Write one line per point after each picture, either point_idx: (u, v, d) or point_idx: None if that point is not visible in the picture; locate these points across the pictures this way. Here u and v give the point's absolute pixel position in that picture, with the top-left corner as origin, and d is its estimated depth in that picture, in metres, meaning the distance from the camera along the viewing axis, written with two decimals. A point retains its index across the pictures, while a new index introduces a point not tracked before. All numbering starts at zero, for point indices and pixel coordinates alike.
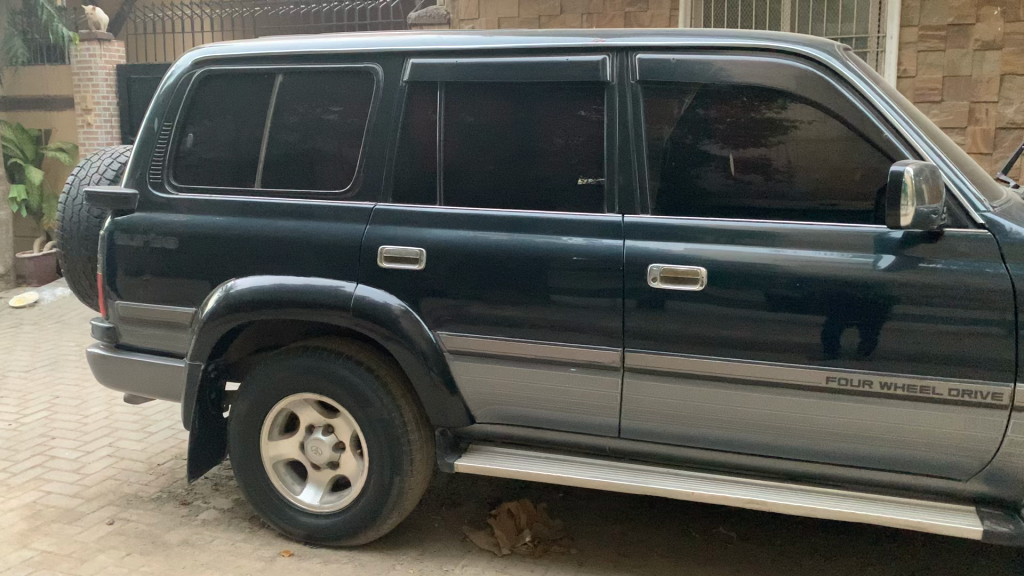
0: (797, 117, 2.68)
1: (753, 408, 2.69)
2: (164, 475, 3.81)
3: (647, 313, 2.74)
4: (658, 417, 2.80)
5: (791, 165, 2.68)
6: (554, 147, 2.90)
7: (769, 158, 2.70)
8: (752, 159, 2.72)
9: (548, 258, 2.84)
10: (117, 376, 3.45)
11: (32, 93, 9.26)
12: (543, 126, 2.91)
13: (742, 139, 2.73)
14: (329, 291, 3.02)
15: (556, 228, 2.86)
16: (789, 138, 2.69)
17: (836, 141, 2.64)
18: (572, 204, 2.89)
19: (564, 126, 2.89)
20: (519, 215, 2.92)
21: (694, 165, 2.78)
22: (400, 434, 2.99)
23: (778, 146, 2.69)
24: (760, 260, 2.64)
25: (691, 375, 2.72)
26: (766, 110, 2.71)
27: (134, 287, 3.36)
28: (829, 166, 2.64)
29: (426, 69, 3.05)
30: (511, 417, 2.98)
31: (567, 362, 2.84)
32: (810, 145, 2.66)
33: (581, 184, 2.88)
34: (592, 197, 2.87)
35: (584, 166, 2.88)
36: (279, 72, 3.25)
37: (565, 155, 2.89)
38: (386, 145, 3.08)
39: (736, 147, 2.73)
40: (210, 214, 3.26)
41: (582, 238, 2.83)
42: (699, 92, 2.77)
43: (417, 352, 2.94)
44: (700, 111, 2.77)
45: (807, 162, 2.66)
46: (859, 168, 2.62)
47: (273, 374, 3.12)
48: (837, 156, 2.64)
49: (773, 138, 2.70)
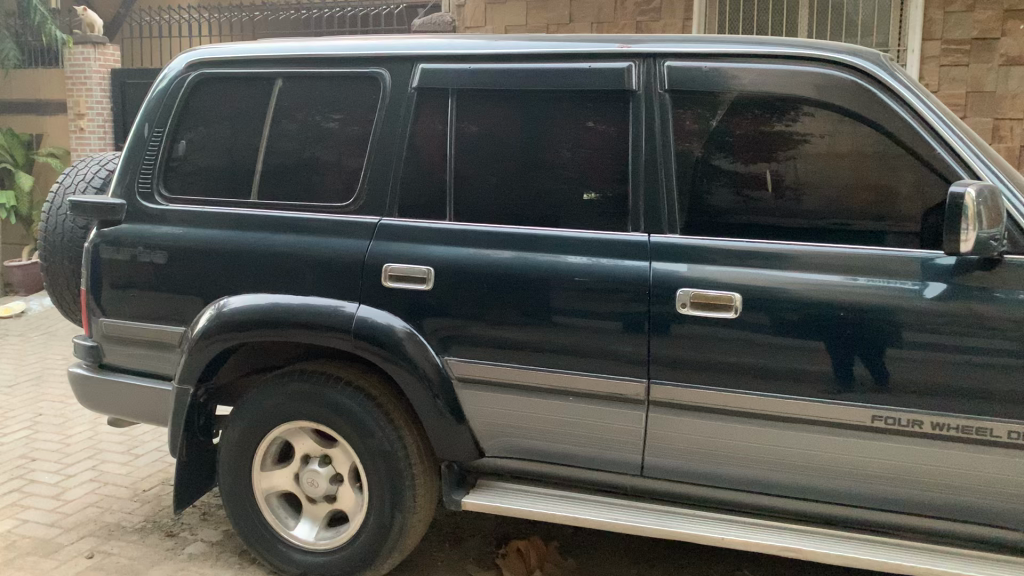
0: (809, 130, 2.51)
1: (790, 447, 2.48)
2: (150, 502, 3.59)
3: (675, 342, 2.53)
4: (685, 455, 2.59)
5: (800, 181, 2.51)
6: (560, 160, 2.71)
7: (780, 174, 2.53)
8: (762, 176, 2.54)
9: (566, 280, 2.63)
10: (100, 399, 3.23)
11: (25, 97, 9.06)
12: (549, 137, 2.72)
13: (751, 154, 2.55)
14: (329, 312, 2.80)
15: (559, 246, 2.67)
16: (800, 153, 2.51)
17: (848, 157, 2.48)
18: (587, 221, 2.69)
19: (570, 137, 2.70)
20: (526, 232, 2.71)
21: (704, 182, 2.60)
22: (404, 467, 2.78)
23: (789, 162, 2.52)
24: (798, 286, 2.44)
25: (722, 411, 2.52)
26: (777, 123, 2.54)
27: (119, 304, 3.14)
28: (841, 184, 2.48)
29: (436, 74, 2.85)
30: (524, 451, 2.77)
31: (587, 393, 2.63)
32: (823, 161, 2.49)
33: (585, 201, 2.69)
34: (600, 214, 2.68)
35: (596, 180, 2.68)
36: (279, 77, 3.05)
37: (573, 168, 2.70)
38: (392, 156, 2.87)
39: (755, 163, 2.55)
40: (201, 227, 3.05)
41: (583, 257, 2.63)
42: (721, 102, 2.58)
43: (422, 379, 2.73)
44: (716, 125, 2.59)
45: (815, 178, 2.50)
46: (871, 184, 2.46)
47: (266, 400, 2.90)
48: (847, 173, 2.47)
49: (785, 153, 2.53)
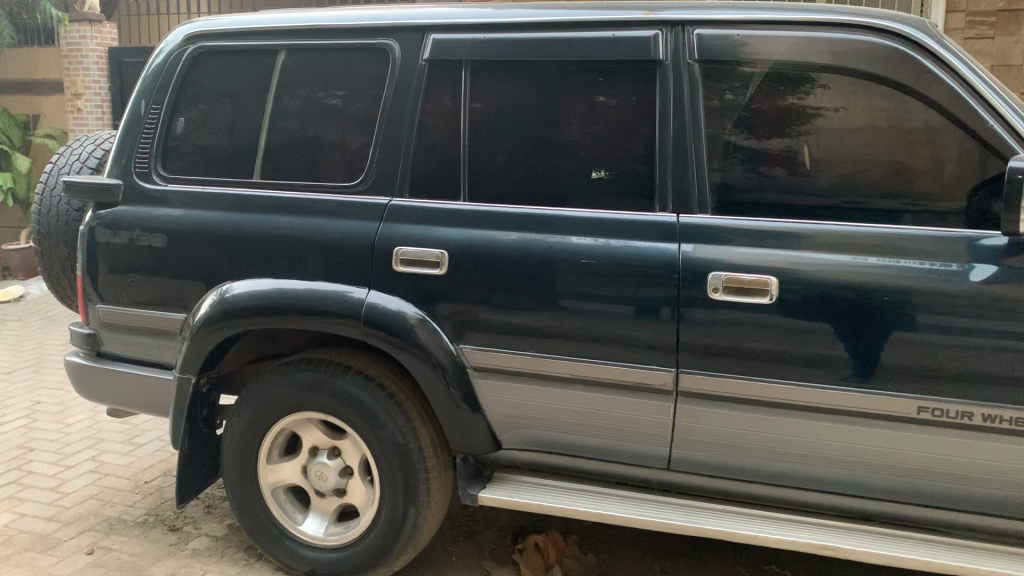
0: (823, 103, 2.38)
1: (829, 440, 2.35)
2: (152, 495, 3.47)
3: (705, 329, 2.38)
4: (715, 448, 2.46)
5: (814, 156, 2.39)
6: (573, 136, 2.57)
7: (794, 150, 2.40)
8: (776, 152, 2.42)
9: (582, 264, 2.48)
10: (98, 388, 3.09)
11: (22, 78, 8.90)
12: (563, 112, 2.58)
13: (764, 129, 2.43)
14: (338, 298, 2.66)
15: (571, 226, 2.53)
16: (813, 128, 2.39)
17: (864, 131, 2.36)
18: (604, 201, 2.55)
19: (582, 113, 2.56)
20: (537, 212, 2.57)
21: (714, 158, 2.47)
22: (417, 460, 2.64)
23: (803, 137, 2.40)
24: (837, 268, 2.29)
25: (757, 402, 2.38)
26: (789, 97, 2.41)
27: (117, 290, 3.00)
28: (856, 160, 2.37)
29: (449, 45, 2.69)
30: (544, 444, 2.64)
31: (612, 384, 2.49)
32: (837, 135, 2.38)
33: (596, 179, 2.55)
34: (613, 192, 2.54)
35: (614, 157, 2.54)
36: (282, 49, 2.90)
37: (589, 144, 2.55)
38: (402, 134, 2.72)
39: (778, 137, 2.42)
40: (202, 208, 2.90)
41: (591, 238, 2.50)
42: (741, 74, 2.45)
43: (436, 367, 2.59)
44: (732, 98, 2.46)
45: (829, 154, 2.38)
46: (886, 161, 2.34)
47: (272, 390, 2.77)
48: (862, 149, 2.36)
49: (798, 127, 2.40)
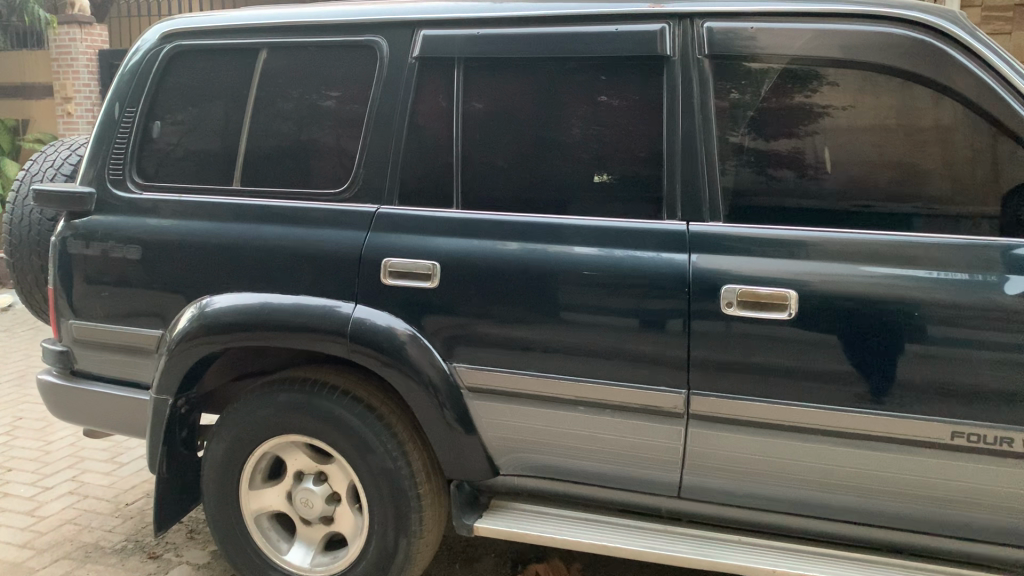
0: (829, 101, 2.22)
1: (855, 467, 2.16)
2: (132, 519, 3.29)
3: (718, 346, 2.20)
4: (730, 474, 2.28)
5: (819, 158, 2.23)
6: (574, 139, 2.40)
7: (801, 151, 2.24)
8: (782, 154, 2.25)
9: (582, 275, 2.31)
10: (72, 408, 2.92)
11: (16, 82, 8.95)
12: (562, 113, 2.41)
13: (773, 129, 2.26)
14: (323, 313, 2.49)
15: (569, 235, 2.35)
16: (819, 128, 2.23)
17: (874, 130, 2.20)
18: (606, 207, 2.37)
19: (583, 113, 2.39)
20: (532, 220, 2.40)
21: (719, 161, 2.29)
22: (408, 487, 2.46)
23: (809, 137, 2.24)
24: (859, 281, 2.11)
25: (774, 426, 2.19)
26: (796, 94, 2.24)
27: (90, 304, 2.83)
28: (865, 161, 2.21)
29: (440, 42, 2.52)
30: (545, 469, 2.46)
31: (617, 406, 2.31)
32: (844, 136, 2.22)
33: (599, 183, 2.38)
34: (614, 198, 2.37)
35: (615, 160, 2.36)
36: (263, 47, 2.73)
37: (589, 147, 2.38)
38: (391, 137, 2.55)
39: (790, 137, 2.25)
40: (178, 218, 2.73)
41: (594, 247, 2.32)
42: (749, 71, 2.28)
43: (427, 387, 2.42)
44: (739, 96, 2.29)
45: (838, 155, 2.22)
46: (894, 162, 2.19)
47: (253, 411, 2.59)
48: (869, 151, 2.21)
49: (804, 128, 2.24)
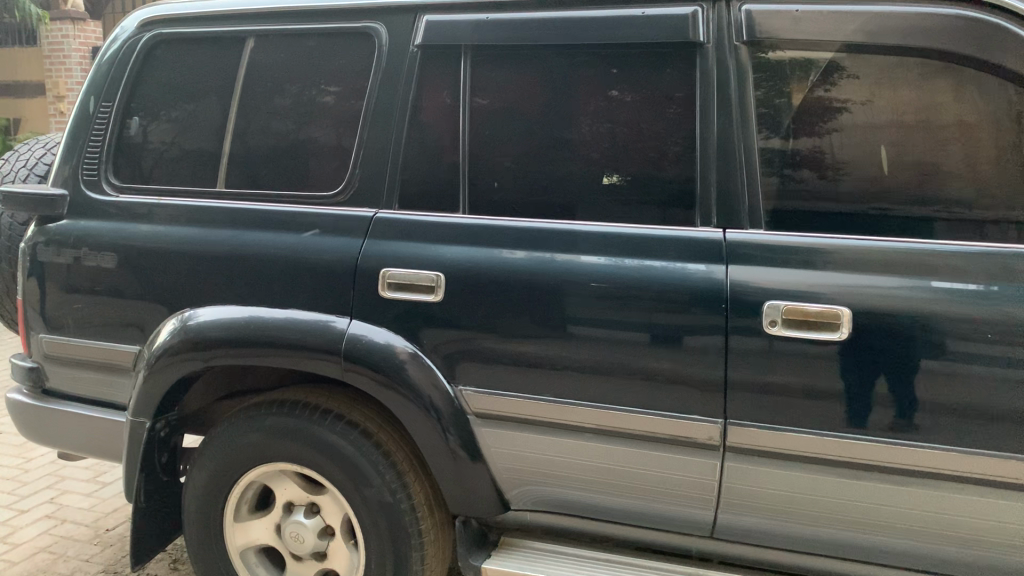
0: (847, 96, 1.99)
1: (915, 509, 1.91)
2: (112, 547, 3.06)
3: (761, 371, 1.94)
4: (769, 513, 2.03)
5: (838, 158, 2.00)
6: (584, 137, 2.17)
7: (821, 151, 2.01)
8: (802, 152, 2.03)
9: (589, 287, 2.07)
10: (44, 429, 2.69)
11: (27, 77, 9.53)
12: (575, 108, 2.17)
13: (793, 125, 2.03)
14: (315, 329, 2.25)
15: (576, 243, 2.11)
16: (838, 125, 2.00)
17: (893, 127, 1.97)
18: (618, 213, 2.14)
19: (595, 108, 2.16)
20: (528, 225, 2.18)
21: (750, 162, 2.04)
22: (408, 523, 2.23)
23: (828, 136, 2.01)
24: (923, 297, 1.86)
25: (823, 460, 1.94)
26: (816, 88, 2.01)
27: (64, 316, 2.60)
28: (881, 161, 1.98)
29: (444, 28, 2.27)
30: (562, 504, 2.22)
31: (643, 436, 2.06)
32: (861, 134, 1.99)
33: (607, 185, 2.15)
34: (622, 201, 2.14)
35: (626, 160, 2.13)
36: (252, 35, 2.49)
37: (604, 146, 2.15)
38: (390, 134, 2.31)
39: (808, 134, 2.02)
40: (157, 224, 2.49)
41: (602, 256, 2.08)
42: (790, 61, 2.04)
43: (430, 412, 2.19)
44: (769, 94, 2.05)
45: (854, 155, 1.99)
46: (913, 162, 1.96)
47: (238, 437, 2.36)
48: (886, 149, 1.98)
49: (823, 125, 2.01)
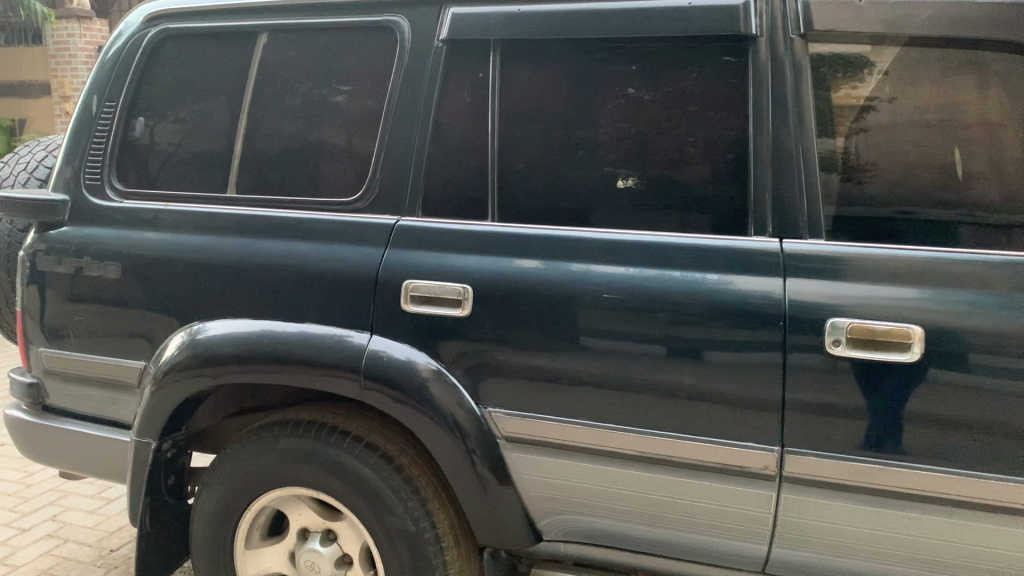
0: (876, 92, 1.87)
1: (990, 546, 1.73)
2: (117, 569, 2.91)
3: (822, 394, 1.77)
4: (824, 548, 1.87)
5: (865, 158, 1.88)
6: (610, 137, 2.01)
7: (847, 153, 1.89)
8: (826, 155, 1.89)
9: (603, 297, 1.92)
10: (46, 448, 2.54)
11: (33, 78, 9.45)
12: (608, 106, 2.01)
13: (840, 125, 1.89)
14: (331, 345, 2.10)
15: (603, 251, 1.96)
16: (865, 125, 1.88)
17: (916, 125, 1.86)
18: (650, 223, 1.98)
19: (626, 106, 2.00)
20: (549, 233, 2.03)
21: (801, 165, 1.88)
22: (432, 554, 2.08)
23: (855, 136, 1.89)
24: (999, 313, 1.68)
25: (890, 494, 1.77)
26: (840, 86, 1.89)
27: (66, 329, 2.45)
28: (907, 161, 1.86)
29: (469, 21, 2.12)
30: (598, 534, 2.06)
31: (688, 464, 1.90)
32: (886, 133, 1.87)
33: (620, 188, 2.00)
34: (641, 206, 1.98)
35: (647, 162, 1.98)
36: (264, 31, 2.34)
37: (637, 148, 1.99)
38: (410, 135, 2.16)
39: (838, 133, 1.89)
40: (163, 231, 2.34)
41: (626, 267, 1.93)
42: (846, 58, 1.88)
43: (456, 436, 2.03)
44: (817, 95, 1.91)
45: (881, 155, 1.87)
46: (936, 162, 1.84)
47: (251, 460, 2.21)
48: (910, 149, 1.86)
49: (850, 125, 1.89)
